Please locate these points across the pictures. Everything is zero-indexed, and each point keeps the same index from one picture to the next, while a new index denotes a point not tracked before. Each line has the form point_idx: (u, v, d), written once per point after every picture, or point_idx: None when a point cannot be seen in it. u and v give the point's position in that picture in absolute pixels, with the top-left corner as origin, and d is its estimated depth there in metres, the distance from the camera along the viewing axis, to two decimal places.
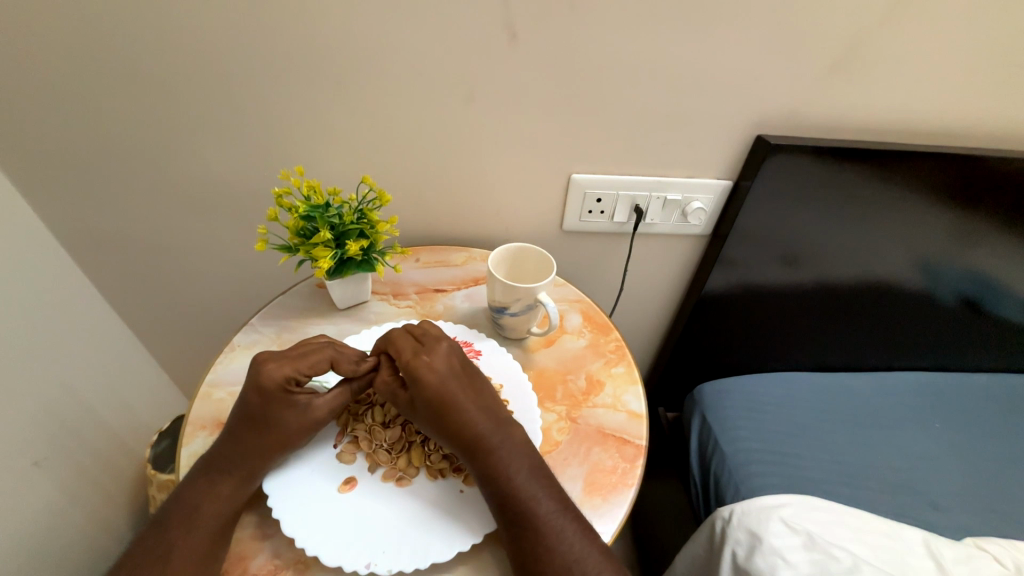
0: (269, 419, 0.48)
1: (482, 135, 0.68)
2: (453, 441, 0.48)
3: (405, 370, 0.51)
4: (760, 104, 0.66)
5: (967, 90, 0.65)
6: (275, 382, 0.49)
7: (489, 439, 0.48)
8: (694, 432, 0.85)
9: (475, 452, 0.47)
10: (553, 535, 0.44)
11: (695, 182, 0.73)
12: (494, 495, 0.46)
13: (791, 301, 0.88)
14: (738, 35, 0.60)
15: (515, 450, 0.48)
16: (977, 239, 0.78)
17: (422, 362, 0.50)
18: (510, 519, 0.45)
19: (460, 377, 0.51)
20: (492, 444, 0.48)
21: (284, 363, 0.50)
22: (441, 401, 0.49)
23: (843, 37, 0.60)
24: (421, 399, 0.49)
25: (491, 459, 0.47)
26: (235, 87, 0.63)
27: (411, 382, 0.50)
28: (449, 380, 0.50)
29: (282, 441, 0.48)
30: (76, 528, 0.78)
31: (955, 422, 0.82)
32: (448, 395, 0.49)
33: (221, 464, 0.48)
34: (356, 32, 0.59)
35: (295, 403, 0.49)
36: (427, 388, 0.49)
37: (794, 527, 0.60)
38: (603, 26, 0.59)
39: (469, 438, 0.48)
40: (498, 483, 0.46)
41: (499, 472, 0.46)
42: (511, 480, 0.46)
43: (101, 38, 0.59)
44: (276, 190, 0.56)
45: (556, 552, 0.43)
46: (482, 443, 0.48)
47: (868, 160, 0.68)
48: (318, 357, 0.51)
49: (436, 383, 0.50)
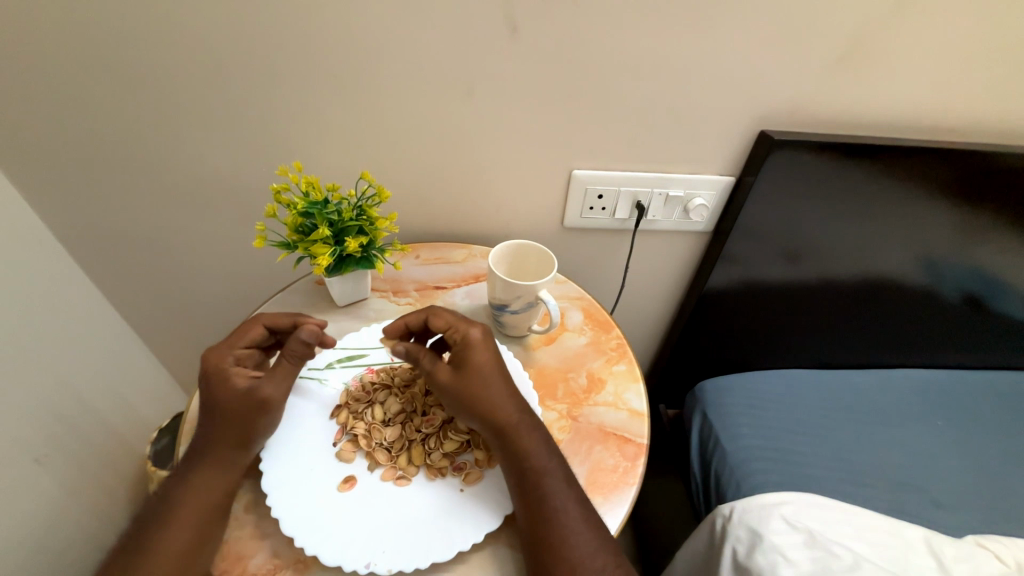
0: (214, 401, 0.48)
1: (482, 131, 0.68)
2: (483, 418, 0.48)
3: (457, 339, 0.52)
4: (765, 100, 0.65)
5: (975, 84, 0.64)
6: (214, 362, 0.50)
7: (519, 421, 0.49)
8: (694, 429, 0.85)
9: (504, 432, 0.48)
10: (574, 525, 0.44)
11: (698, 178, 0.73)
12: (519, 477, 0.46)
13: (793, 297, 0.87)
14: (742, 29, 0.59)
15: (542, 437, 0.49)
16: (982, 235, 0.78)
17: (478, 331, 0.52)
18: (531, 503, 0.45)
19: (502, 359, 0.52)
20: (522, 428, 0.48)
21: (221, 345, 0.52)
22: (482, 375, 0.50)
23: (848, 32, 0.59)
24: (463, 369, 0.50)
25: (520, 441, 0.47)
26: (232, 81, 0.62)
27: (464, 348, 0.51)
28: (494, 359, 0.51)
29: (224, 420, 0.47)
30: (78, 523, 0.79)
31: (956, 420, 0.81)
32: (489, 372, 0.50)
33: (199, 453, 0.48)
34: (355, 26, 0.58)
35: (232, 378, 0.49)
36: (475, 357, 0.50)
37: (794, 524, 0.60)
38: (605, 20, 0.58)
39: (502, 419, 0.48)
40: (525, 465, 0.46)
41: (527, 455, 0.47)
42: (538, 465, 0.47)
43: (95, 31, 0.58)
44: (275, 186, 0.55)
45: (575, 542, 0.43)
46: (512, 424, 0.48)
47: (873, 156, 0.67)
48: (251, 332, 0.53)
49: (481, 356, 0.51)
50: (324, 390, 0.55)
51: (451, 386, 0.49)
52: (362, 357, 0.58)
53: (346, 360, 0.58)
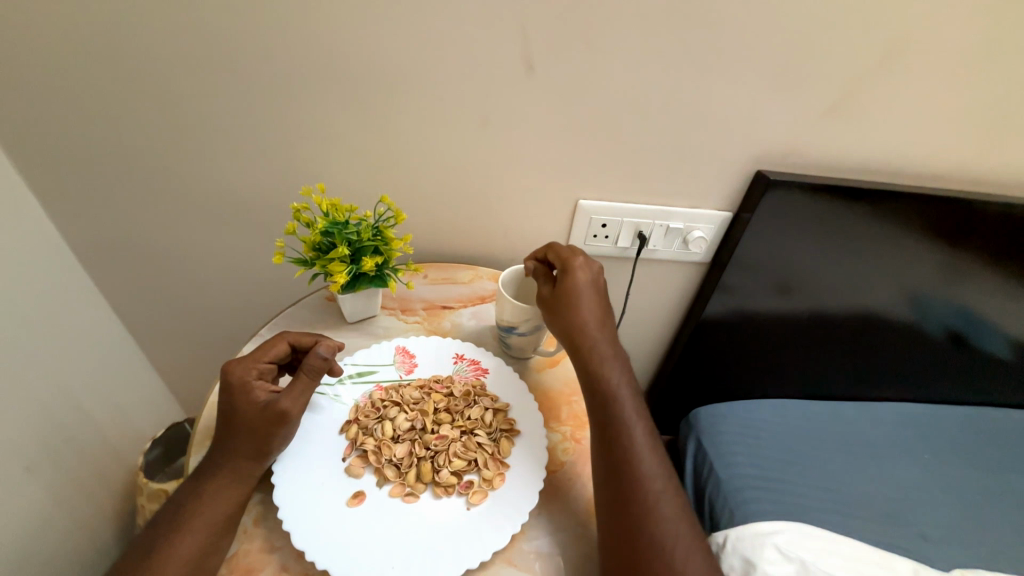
0: (234, 413, 0.49)
1: (494, 159, 0.71)
2: (571, 342, 0.56)
3: (560, 263, 0.58)
4: (761, 142, 0.69)
5: (956, 135, 0.68)
6: (238, 376, 0.51)
7: (599, 348, 0.55)
8: (689, 456, 0.87)
9: (587, 357, 0.55)
10: (638, 447, 0.50)
11: (697, 212, 0.76)
12: (595, 398, 0.54)
13: (786, 328, 0.90)
14: (741, 75, 0.63)
15: (621, 369, 0.55)
16: (966, 275, 0.81)
17: (578, 259, 0.57)
18: (599, 407, 0.53)
19: (598, 289, 0.57)
20: (603, 356, 0.55)
21: (245, 358, 0.53)
22: (572, 299, 0.56)
23: (838, 83, 0.64)
24: (559, 293, 0.57)
25: (601, 367, 0.54)
26: (256, 101, 0.65)
27: (563, 273, 0.57)
28: (588, 286, 0.57)
29: (244, 434, 0.48)
30: (64, 535, 0.77)
31: (942, 455, 0.83)
32: (580, 297, 0.56)
33: (213, 463, 0.48)
34: (378, 56, 0.62)
35: (254, 392, 0.50)
36: (570, 281, 0.56)
37: (787, 555, 0.61)
38: (614, 62, 0.62)
39: (584, 338, 0.55)
40: (601, 388, 0.53)
41: (603, 382, 0.54)
42: (613, 392, 0.53)
43: (128, 48, 0.60)
44: (296, 205, 0.57)
45: (638, 462, 0.49)
46: (594, 350, 0.55)
47: (862, 197, 0.71)
48: (276, 348, 0.54)
49: (576, 281, 0.56)
50: (334, 406, 0.56)
51: (550, 308, 0.58)
52: (371, 374, 0.60)
53: (356, 376, 0.60)
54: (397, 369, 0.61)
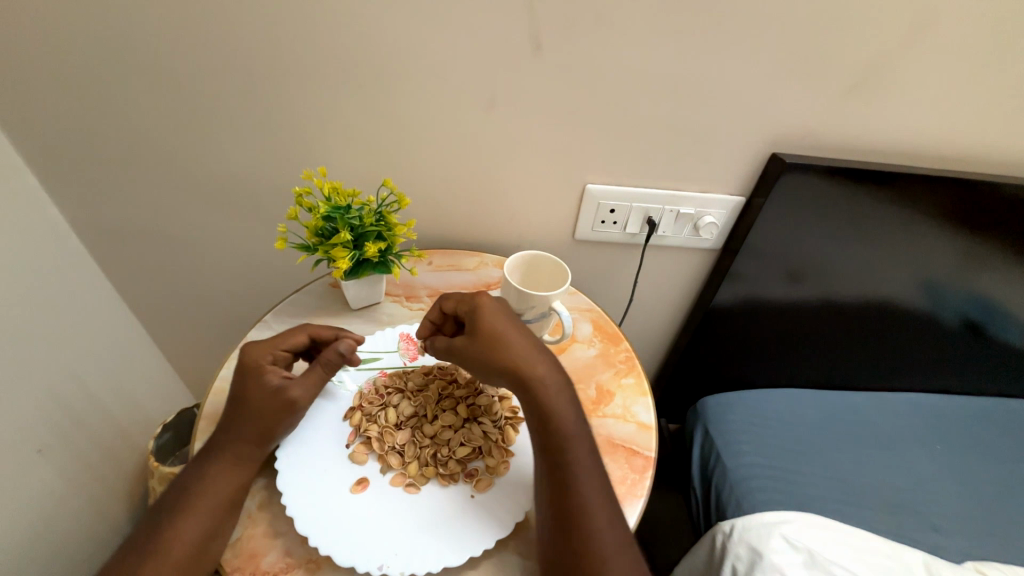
0: (245, 395, 0.49)
1: (498, 143, 0.69)
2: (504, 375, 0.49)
3: (467, 308, 0.52)
4: (776, 124, 0.67)
5: (982, 115, 0.65)
6: (255, 358, 0.51)
7: (547, 380, 0.49)
8: (696, 444, 0.87)
9: (532, 392, 0.48)
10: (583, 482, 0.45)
11: (708, 197, 0.74)
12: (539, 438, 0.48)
13: (797, 316, 0.88)
14: (756, 53, 0.61)
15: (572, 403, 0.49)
16: (986, 263, 0.79)
17: (483, 297, 0.52)
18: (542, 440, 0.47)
19: (518, 324, 0.52)
20: (550, 390, 0.48)
21: (265, 344, 0.53)
22: (494, 339, 0.50)
23: (859, 62, 0.61)
24: (477, 336, 0.50)
25: (548, 404, 0.48)
26: (255, 83, 0.64)
27: (473, 316, 0.51)
28: (506, 322, 0.51)
29: (250, 419, 0.49)
30: (76, 515, 0.79)
31: (956, 446, 0.81)
32: (505, 332, 0.50)
33: (220, 446, 0.49)
34: (379, 36, 0.60)
35: (268, 377, 0.50)
36: (484, 319, 0.50)
37: (795, 544, 0.60)
38: (624, 37, 0.60)
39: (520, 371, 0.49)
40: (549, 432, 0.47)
41: (551, 422, 0.48)
42: (562, 433, 0.47)
43: (123, 28, 0.59)
44: (297, 189, 0.56)
45: (591, 542, 0.43)
46: (540, 384, 0.48)
47: (882, 182, 0.69)
48: (295, 337, 0.54)
49: (494, 319, 0.51)
50: (339, 392, 0.56)
51: (472, 354, 0.50)
52: (376, 361, 0.60)
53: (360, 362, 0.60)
54: (401, 356, 0.61)
